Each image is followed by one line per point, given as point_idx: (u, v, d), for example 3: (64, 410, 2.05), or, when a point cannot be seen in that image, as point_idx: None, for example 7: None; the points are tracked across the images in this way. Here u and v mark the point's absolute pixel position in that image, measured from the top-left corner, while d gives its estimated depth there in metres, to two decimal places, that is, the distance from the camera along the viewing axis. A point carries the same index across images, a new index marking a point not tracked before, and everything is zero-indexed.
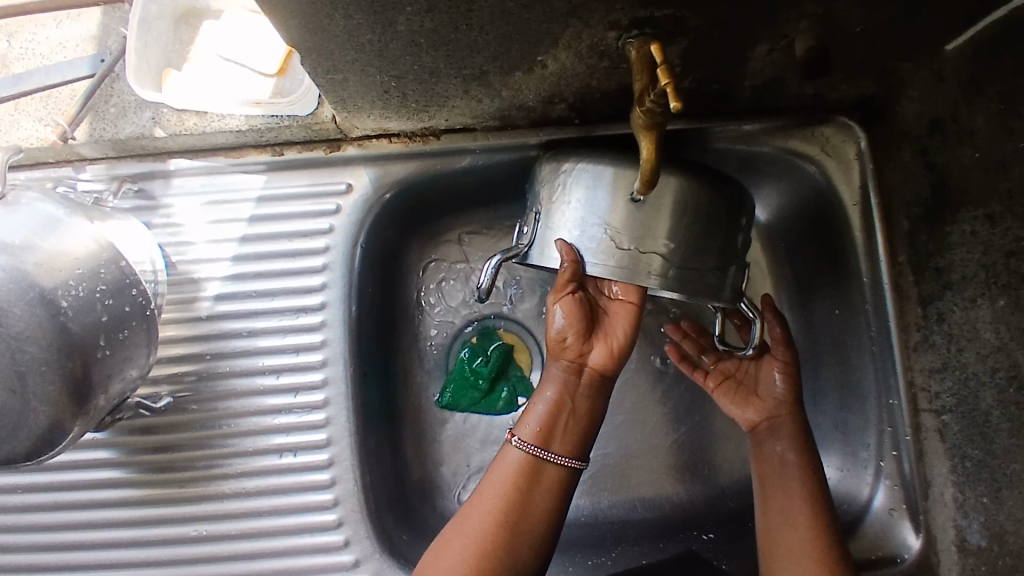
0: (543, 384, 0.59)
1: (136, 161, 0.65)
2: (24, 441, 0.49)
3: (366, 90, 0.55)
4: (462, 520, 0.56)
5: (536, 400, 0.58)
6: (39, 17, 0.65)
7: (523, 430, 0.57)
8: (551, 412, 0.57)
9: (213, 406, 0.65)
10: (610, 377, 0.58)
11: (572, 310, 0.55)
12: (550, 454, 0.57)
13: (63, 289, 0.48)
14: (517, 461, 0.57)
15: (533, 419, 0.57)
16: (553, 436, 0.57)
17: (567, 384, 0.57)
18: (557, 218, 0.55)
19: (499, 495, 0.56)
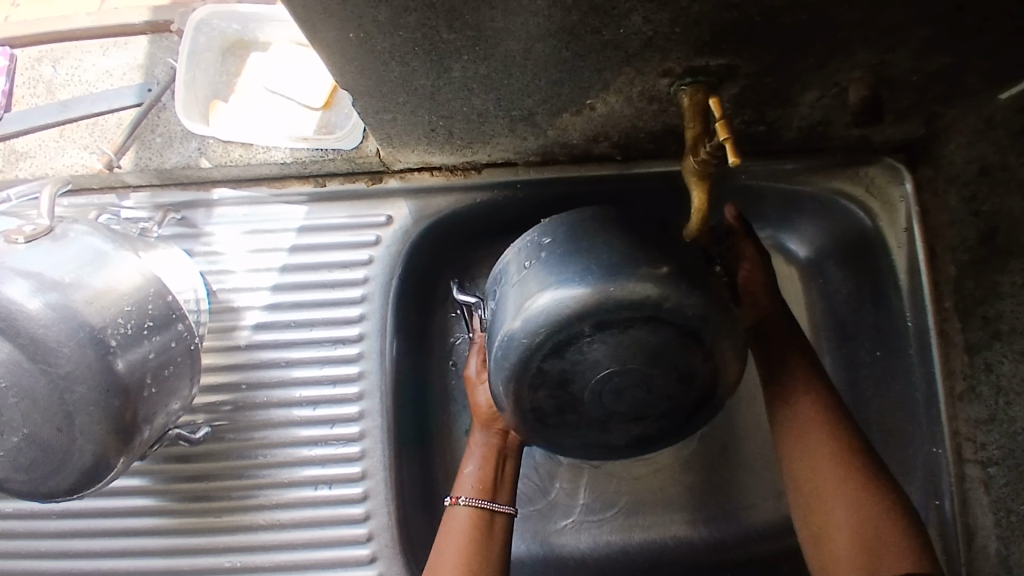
0: (469, 453, 0.63)
1: (180, 189, 0.65)
2: (70, 477, 0.49)
3: (413, 128, 0.55)
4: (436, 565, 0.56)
5: (467, 460, 0.62)
6: (86, 44, 0.64)
7: (459, 489, 0.60)
8: (480, 469, 0.61)
9: (249, 436, 0.65)
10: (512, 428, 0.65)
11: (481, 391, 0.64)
12: (495, 504, 0.59)
13: (113, 327, 0.48)
14: (467, 516, 0.58)
15: (469, 483, 0.60)
16: (495, 490, 0.60)
17: (482, 446, 0.62)
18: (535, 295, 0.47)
19: (463, 541, 0.57)
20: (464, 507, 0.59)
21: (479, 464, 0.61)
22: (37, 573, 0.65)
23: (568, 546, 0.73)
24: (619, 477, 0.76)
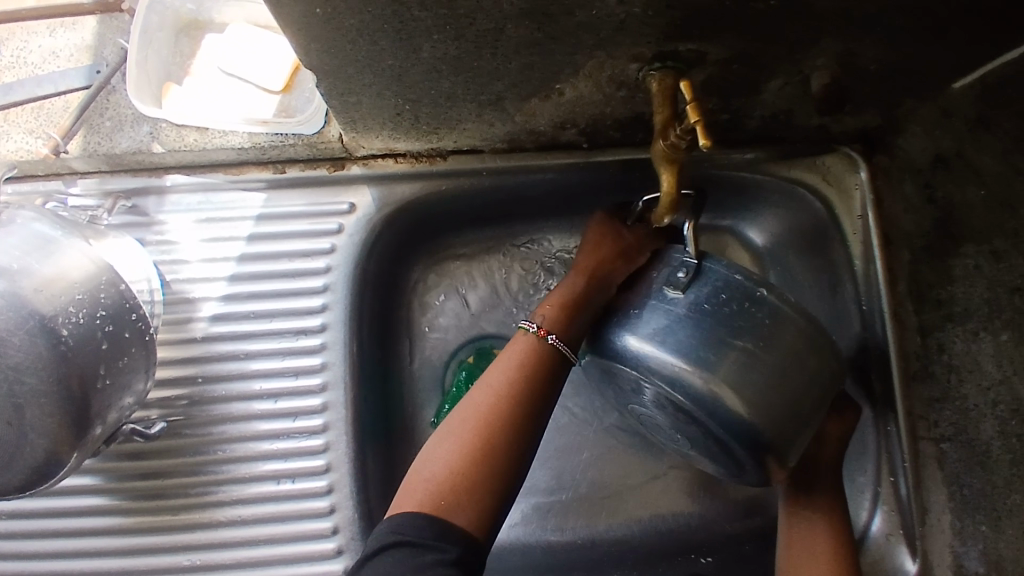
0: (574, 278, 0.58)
1: (130, 176, 0.62)
2: (19, 474, 0.47)
3: (378, 111, 0.54)
4: (453, 426, 0.52)
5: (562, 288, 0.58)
6: (31, 24, 0.60)
7: (540, 316, 0.57)
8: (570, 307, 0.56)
9: (206, 431, 0.63)
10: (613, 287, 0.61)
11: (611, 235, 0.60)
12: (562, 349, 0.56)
13: (64, 315, 0.46)
14: (524, 353, 0.55)
15: (558, 313, 0.56)
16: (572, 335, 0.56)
17: (577, 285, 0.57)
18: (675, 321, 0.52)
19: (490, 403, 0.53)
20: (539, 340, 0.56)
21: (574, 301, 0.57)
22: None
23: (535, 535, 0.74)
24: (585, 465, 0.76)
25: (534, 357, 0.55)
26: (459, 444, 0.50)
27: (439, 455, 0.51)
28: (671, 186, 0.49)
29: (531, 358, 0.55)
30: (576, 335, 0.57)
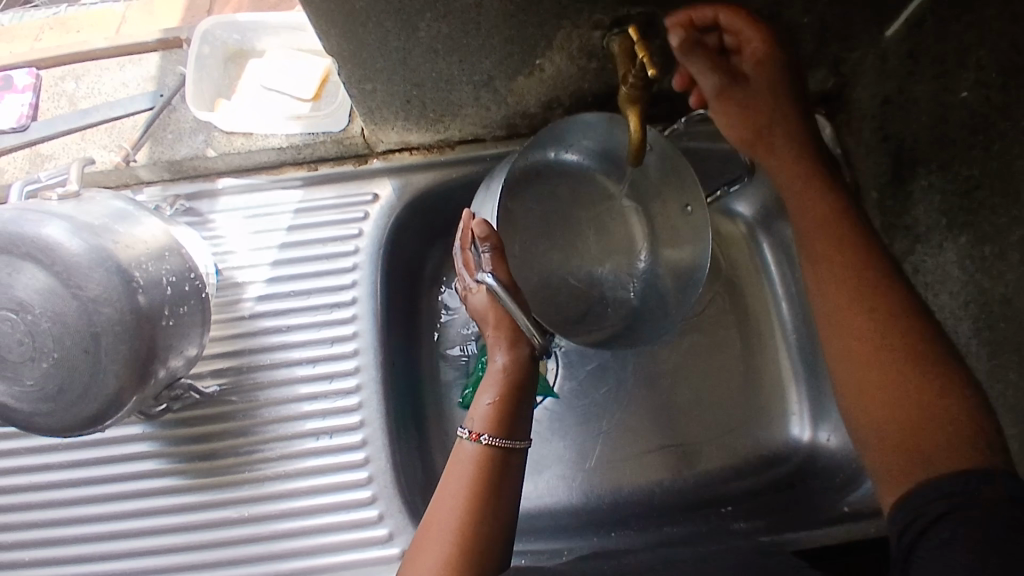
0: (488, 378, 0.59)
1: (188, 182, 0.74)
2: (93, 405, 0.54)
3: (391, 99, 0.64)
4: (423, 538, 0.53)
5: (485, 388, 0.59)
6: (104, 63, 0.74)
7: (473, 421, 0.57)
8: (497, 399, 0.57)
9: (254, 397, 0.71)
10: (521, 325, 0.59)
11: (488, 308, 0.59)
12: (508, 440, 0.56)
13: (135, 264, 0.55)
14: (472, 457, 0.56)
15: (480, 416, 0.57)
16: (511, 422, 0.57)
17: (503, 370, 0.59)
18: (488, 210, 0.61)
19: (452, 515, 0.53)
20: (478, 445, 0.56)
21: (498, 396, 0.58)
22: (57, 540, 0.69)
23: (562, 501, 0.78)
24: (604, 435, 0.80)
25: (483, 465, 0.55)
26: (437, 562, 0.51)
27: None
28: (637, 128, 0.57)
29: (479, 462, 0.55)
30: (515, 417, 0.57)
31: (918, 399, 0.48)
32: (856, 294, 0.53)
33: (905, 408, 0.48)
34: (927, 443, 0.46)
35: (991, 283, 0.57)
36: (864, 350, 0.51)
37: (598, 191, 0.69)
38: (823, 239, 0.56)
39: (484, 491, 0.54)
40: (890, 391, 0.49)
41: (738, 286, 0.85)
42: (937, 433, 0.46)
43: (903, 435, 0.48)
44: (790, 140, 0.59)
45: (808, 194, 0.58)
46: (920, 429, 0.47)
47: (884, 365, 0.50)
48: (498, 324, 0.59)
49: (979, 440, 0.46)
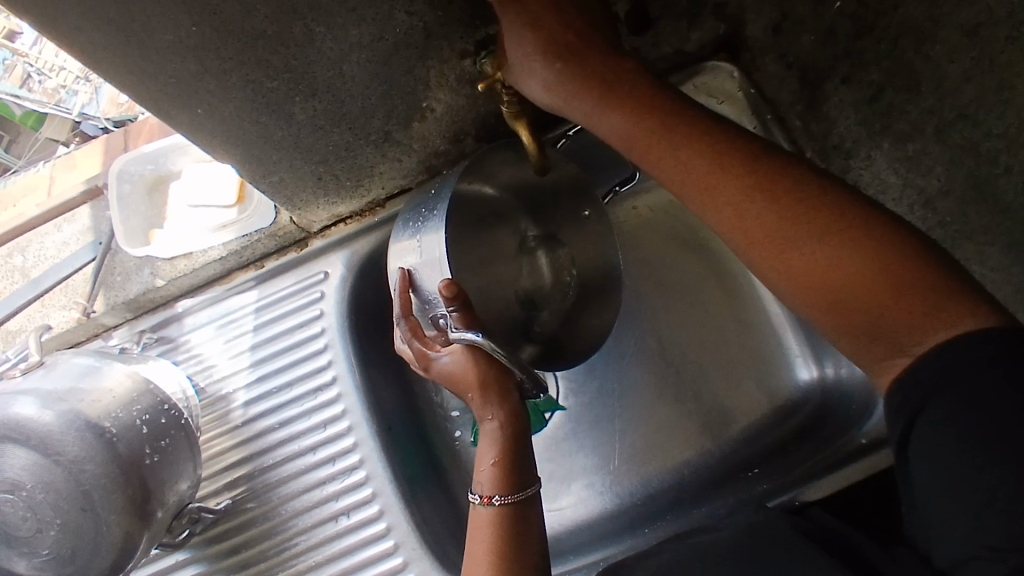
0: (486, 438, 0.56)
1: (151, 314, 0.76)
2: (107, 557, 0.56)
3: (303, 182, 0.65)
4: None
5: (481, 453, 0.56)
6: (42, 229, 0.77)
7: (479, 485, 0.55)
8: (499, 458, 0.55)
9: (269, 498, 0.72)
10: (500, 374, 0.57)
11: (466, 369, 0.56)
12: (521, 493, 0.54)
13: (103, 414, 0.57)
14: (490, 520, 0.53)
15: (488, 478, 0.55)
16: (517, 475, 0.55)
17: (495, 429, 0.56)
18: (412, 249, 0.60)
19: None
20: (494, 507, 0.54)
21: (500, 453, 0.55)
22: None
23: (594, 508, 0.78)
24: (619, 432, 0.80)
25: (504, 523, 0.53)
26: None
27: None
28: (530, 139, 0.58)
29: (497, 525, 0.53)
30: (520, 468, 0.55)
31: (871, 296, 0.39)
32: (783, 223, 0.42)
33: (851, 284, 0.40)
34: (903, 334, 0.39)
35: (925, 180, 0.58)
36: (819, 284, 0.41)
37: (505, 220, 0.70)
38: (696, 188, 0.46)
39: (509, 547, 0.52)
40: (851, 298, 0.40)
41: (709, 249, 0.83)
42: (900, 309, 0.39)
43: (893, 332, 0.39)
44: (630, 129, 0.50)
45: (672, 159, 0.47)
46: (899, 305, 0.39)
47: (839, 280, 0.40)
48: (480, 385, 0.56)
49: (935, 271, 0.39)
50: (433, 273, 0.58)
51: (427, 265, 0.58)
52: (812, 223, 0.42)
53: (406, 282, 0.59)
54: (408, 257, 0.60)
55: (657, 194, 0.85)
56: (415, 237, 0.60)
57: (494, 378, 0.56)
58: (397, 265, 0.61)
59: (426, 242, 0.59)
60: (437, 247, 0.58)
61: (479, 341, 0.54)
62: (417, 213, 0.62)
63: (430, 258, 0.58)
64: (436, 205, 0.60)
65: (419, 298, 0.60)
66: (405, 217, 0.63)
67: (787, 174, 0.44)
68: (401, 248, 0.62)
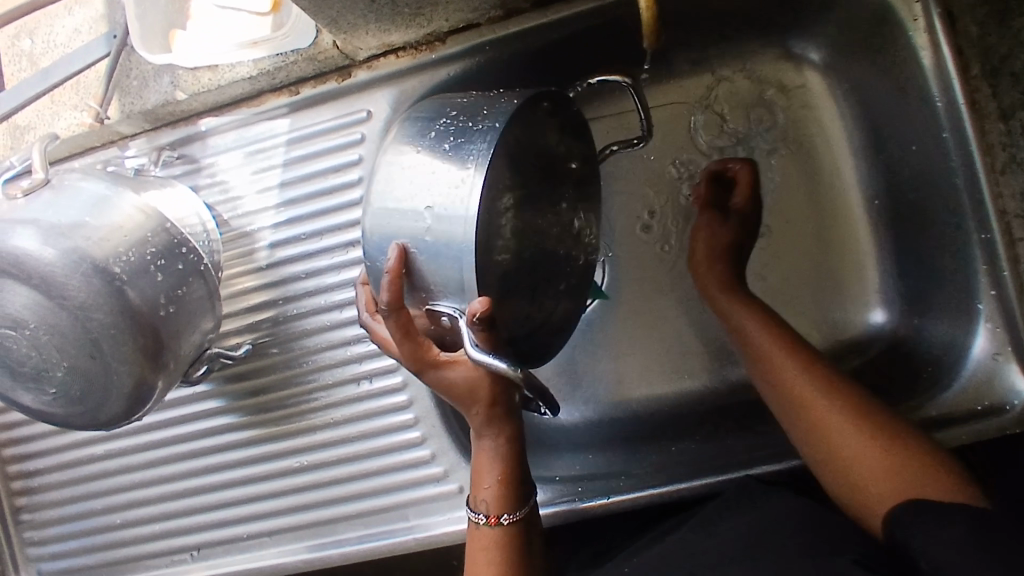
0: (482, 457, 0.53)
1: (170, 129, 0.67)
2: (120, 401, 0.54)
3: (352, 3, 0.54)
4: None
5: (479, 470, 0.53)
6: (52, 9, 0.67)
7: (483, 504, 0.52)
8: (501, 479, 0.52)
9: (291, 347, 0.68)
10: (500, 392, 0.51)
11: (469, 383, 0.50)
12: (519, 514, 0.53)
13: (113, 257, 0.51)
14: (497, 538, 0.52)
15: (489, 496, 0.52)
16: (514, 496, 0.52)
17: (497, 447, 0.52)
18: (423, 168, 0.46)
19: None
20: (499, 527, 0.52)
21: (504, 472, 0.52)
22: (142, 500, 0.70)
23: None
24: None
25: (512, 548, 0.52)
26: None
27: None
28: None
29: (506, 545, 0.52)
30: (521, 487, 0.53)
31: (890, 492, 0.49)
32: (888, 474, 0.49)
33: (863, 469, 0.50)
34: (910, 488, 0.48)
35: None
36: (879, 477, 0.49)
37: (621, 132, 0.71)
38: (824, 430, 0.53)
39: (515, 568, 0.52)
40: (901, 484, 0.48)
41: (813, 150, 0.72)
42: (909, 475, 0.48)
43: (901, 484, 0.48)
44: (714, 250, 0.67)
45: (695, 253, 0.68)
46: (924, 475, 0.48)
47: (836, 443, 0.52)
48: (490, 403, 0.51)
49: (955, 484, 0.47)
50: (443, 243, 0.44)
51: (442, 221, 0.44)
52: (863, 424, 0.52)
53: (400, 262, 0.46)
54: (406, 201, 0.46)
55: (768, 71, 0.72)
56: (424, 177, 0.45)
57: (500, 392, 0.51)
58: (380, 206, 0.47)
59: (444, 188, 0.44)
60: (465, 204, 0.43)
61: (502, 368, 0.42)
62: (427, 137, 0.47)
63: (449, 213, 0.44)
64: (467, 143, 0.45)
65: (412, 280, 0.47)
66: (407, 139, 0.47)
67: (905, 453, 0.49)
68: (395, 183, 0.46)
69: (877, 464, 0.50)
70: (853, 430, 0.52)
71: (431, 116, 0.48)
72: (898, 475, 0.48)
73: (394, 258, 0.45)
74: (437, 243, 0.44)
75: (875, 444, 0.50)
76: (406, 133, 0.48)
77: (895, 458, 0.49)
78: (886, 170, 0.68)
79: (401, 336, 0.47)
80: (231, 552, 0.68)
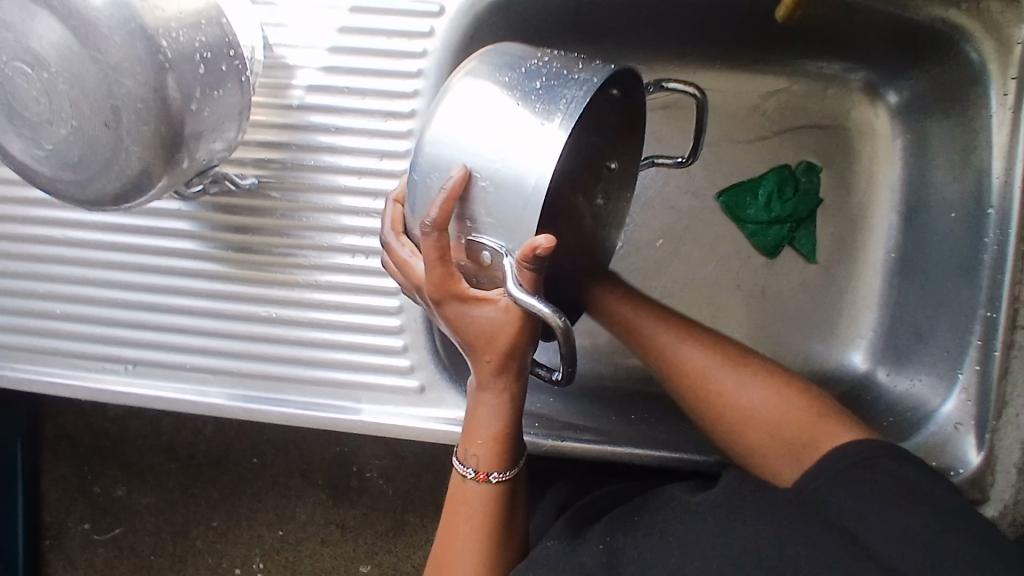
0: (480, 418, 0.55)
1: None
2: (114, 182, 0.50)
3: None
4: (447, 554, 0.56)
5: (475, 425, 0.55)
6: None
7: (474, 460, 0.55)
8: (499, 436, 0.55)
9: (297, 198, 0.65)
10: (508, 361, 0.51)
11: (476, 338, 0.50)
12: (504, 472, 0.56)
13: (165, 31, 0.47)
14: (489, 493, 0.56)
15: (482, 452, 0.55)
16: (506, 455, 0.55)
17: (497, 410, 0.54)
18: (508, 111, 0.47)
19: (476, 542, 0.55)
20: (487, 484, 0.55)
21: (503, 434, 0.55)
22: (82, 297, 0.66)
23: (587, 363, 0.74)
24: None
25: (495, 503, 0.56)
26: None
27: None
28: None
29: (493, 505, 0.56)
30: (513, 449, 0.56)
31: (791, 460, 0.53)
32: (772, 449, 0.54)
33: (782, 450, 0.54)
34: (806, 451, 0.52)
35: None
36: (787, 442, 0.54)
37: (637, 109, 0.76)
38: (724, 394, 0.57)
39: (497, 524, 0.56)
40: (763, 447, 0.55)
41: (853, 191, 0.73)
42: (780, 450, 0.54)
43: (788, 448, 0.53)
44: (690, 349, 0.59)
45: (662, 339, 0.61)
46: (787, 439, 0.54)
47: (669, 353, 0.60)
48: (496, 354, 0.51)
49: (833, 423, 0.53)
50: (512, 191, 0.45)
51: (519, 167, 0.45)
52: (787, 392, 0.55)
53: (462, 186, 0.47)
54: (490, 147, 0.47)
55: (841, 97, 0.73)
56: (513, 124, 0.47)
57: (508, 363, 0.52)
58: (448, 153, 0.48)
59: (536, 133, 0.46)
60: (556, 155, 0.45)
61: (547, 314, 0.43)
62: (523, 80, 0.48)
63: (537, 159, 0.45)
64: (562, 99, 0.46)
65: (464, 207, 0.48)
66: (483, 81, 0.48)
67: (768, 376, 0.57)
68: (478, 129, 0.47)
69: (782, 463, 0.54)
70: (693, 351, 0.59)
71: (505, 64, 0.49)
72: (796, 443, 0.53)
73: (455, 183, 0.46)
74: (512, 188, 0.45)
75: (776, 397, 0.55)
76: (464, 79, 0.49)
77: (790, 418, 0.54)
78: (918, 226, 0.69)
79: (435, 259, 0.47)
80: (165, 378, 0.65)
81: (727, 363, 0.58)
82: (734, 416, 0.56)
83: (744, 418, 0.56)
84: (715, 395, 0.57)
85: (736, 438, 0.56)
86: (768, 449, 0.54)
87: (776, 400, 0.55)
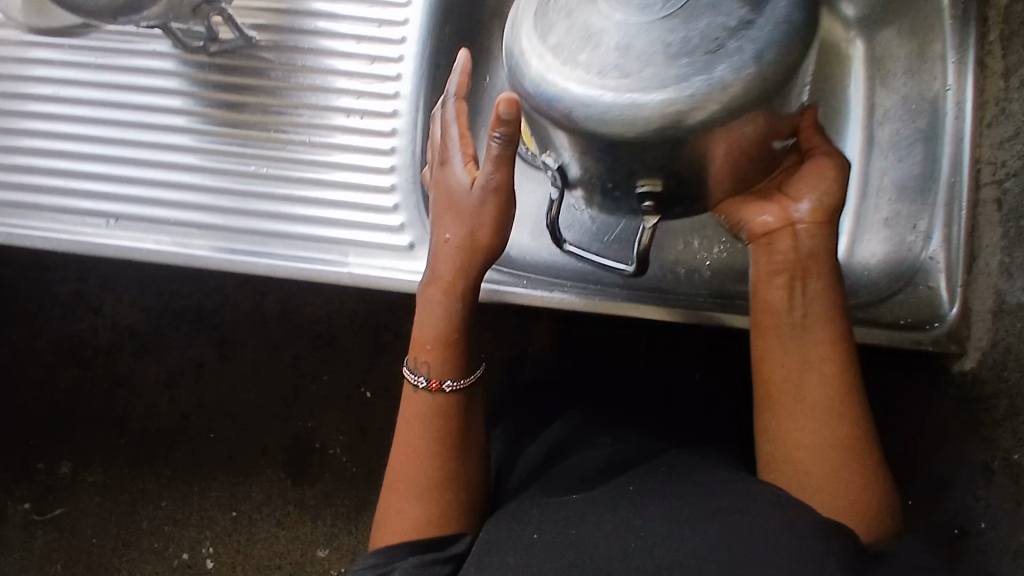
0: (425, 312, 0.57)
1: None
2: None
3: None
4: (398, 465, 0.56)
5: (423, 319, 0.57)
6: None
7: (425, 369, 0.56)
8: (445, 342, 0.56)
9: (293, 60, 0.67)
10: (476, 252, 0.55)
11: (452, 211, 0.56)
12: (457, 382, 0.56)
13: None
14: (448, 403, 0.56)
15: (427, 352, 0.56)
16: (450, 364, 0.56)
17: (440, 302, 0.56)
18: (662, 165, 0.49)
19: (427, 450, 0.55)
20: (441, 393, 0.56)
21: (452, 332, 0.56)
22: (64, 152, 0.65)
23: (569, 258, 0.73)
24: None
25: (453, 410, 0.56)
26: (418, 508, 0.54)
27: (397, 513, 0.54)
28: None
29: (446, 413, 0.56)
30: (461, 355, 0.56)
31: (811, 486, 0.50)
32: (805, 467, 0.51)
33: (814, 476, 0.50)
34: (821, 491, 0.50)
35: None
36: (819, 473, 0.50)
37: None
38: (813, 402, 0.51)
39: (451, 434, 0.55)
40: (800, 460, 0.51)
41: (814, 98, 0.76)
42: (810, 471, 0.50)
43: (813, 473, 0.50)
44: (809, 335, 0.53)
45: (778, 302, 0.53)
46: (825, 472, 0.50)
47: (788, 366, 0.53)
48: (467, 229, 0.55)
49: (875, 508, 0.50)
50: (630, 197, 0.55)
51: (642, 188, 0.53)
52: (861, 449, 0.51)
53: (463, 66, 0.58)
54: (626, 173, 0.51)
55: None
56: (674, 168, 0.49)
57: (467, 244, 0.55)
58: (596, 93, 0.46)
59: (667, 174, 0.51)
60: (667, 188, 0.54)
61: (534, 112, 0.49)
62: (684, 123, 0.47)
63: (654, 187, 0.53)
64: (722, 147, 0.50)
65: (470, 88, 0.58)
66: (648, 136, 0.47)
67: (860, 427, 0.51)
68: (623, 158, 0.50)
69: (797, 481, 0.51)
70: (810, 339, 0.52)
71: (742, 85, 0.45)
72: (829, 492, 0.50)
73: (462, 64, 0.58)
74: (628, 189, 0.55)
75: (846, 446, 0.51)
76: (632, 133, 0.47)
77: (841, 469, 0.50)
78: None
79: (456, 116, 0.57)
80: (146, 233, 0.64)
81: (842, 392, 0.52)
82: (801, 425, 0.51)
83: (808, 436, 0.51)
84: (802, 395, 0.52)
85: (785, 427, 0.52)
86: (805, 468, 0.51)
87: (844, 446, 0.51)
